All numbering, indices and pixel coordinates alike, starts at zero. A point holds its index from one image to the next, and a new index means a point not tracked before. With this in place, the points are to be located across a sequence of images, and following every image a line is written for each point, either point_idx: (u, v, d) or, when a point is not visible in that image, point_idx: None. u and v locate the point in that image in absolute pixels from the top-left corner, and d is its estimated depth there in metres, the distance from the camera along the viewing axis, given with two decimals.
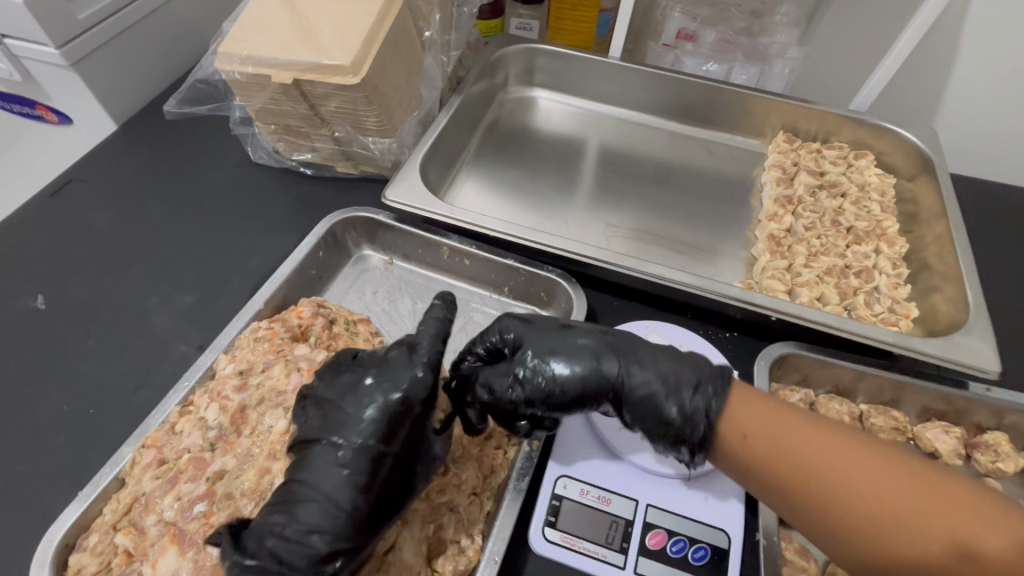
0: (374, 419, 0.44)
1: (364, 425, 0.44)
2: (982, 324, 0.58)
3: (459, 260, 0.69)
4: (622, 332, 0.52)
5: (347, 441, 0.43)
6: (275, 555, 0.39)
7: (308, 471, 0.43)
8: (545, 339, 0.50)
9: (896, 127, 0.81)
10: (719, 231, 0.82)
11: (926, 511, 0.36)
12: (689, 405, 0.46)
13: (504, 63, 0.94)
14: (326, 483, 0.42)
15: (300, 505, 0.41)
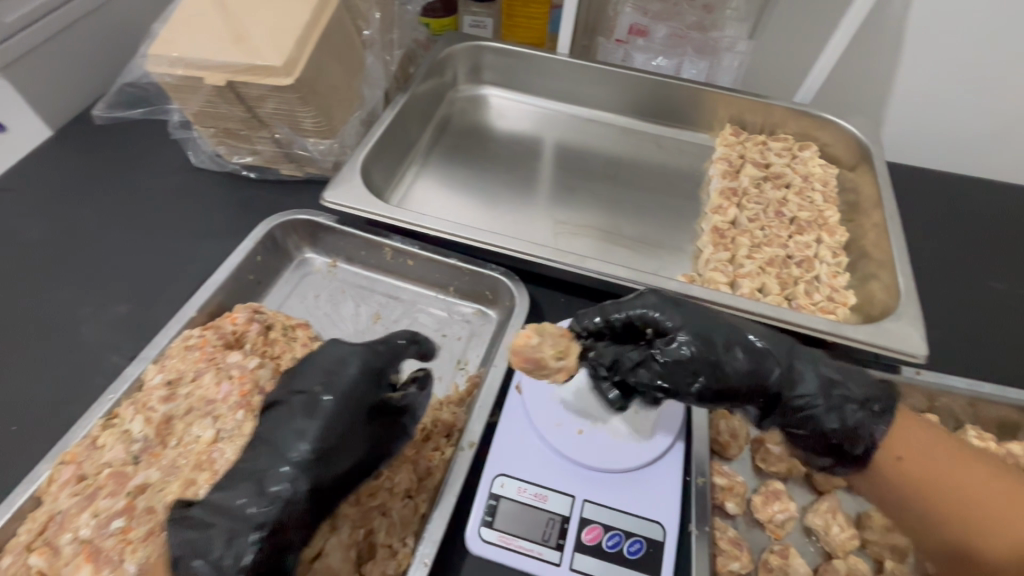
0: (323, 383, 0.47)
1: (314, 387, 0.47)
2: (911, 310, 0.59)
3: (403, 261, 0.69)
4: (762, 328, 0.48)
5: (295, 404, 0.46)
6: (217, 505, 0.41)
7: (264, 432, 0.46)
8: (693, 327, 0.46)
9: (836, 118, 0.83)
10: (668, 225, 0.82)
11: (984, 520, 0.40)
12: (851, 419, 0.45)
13: (452, 61, 0.94)
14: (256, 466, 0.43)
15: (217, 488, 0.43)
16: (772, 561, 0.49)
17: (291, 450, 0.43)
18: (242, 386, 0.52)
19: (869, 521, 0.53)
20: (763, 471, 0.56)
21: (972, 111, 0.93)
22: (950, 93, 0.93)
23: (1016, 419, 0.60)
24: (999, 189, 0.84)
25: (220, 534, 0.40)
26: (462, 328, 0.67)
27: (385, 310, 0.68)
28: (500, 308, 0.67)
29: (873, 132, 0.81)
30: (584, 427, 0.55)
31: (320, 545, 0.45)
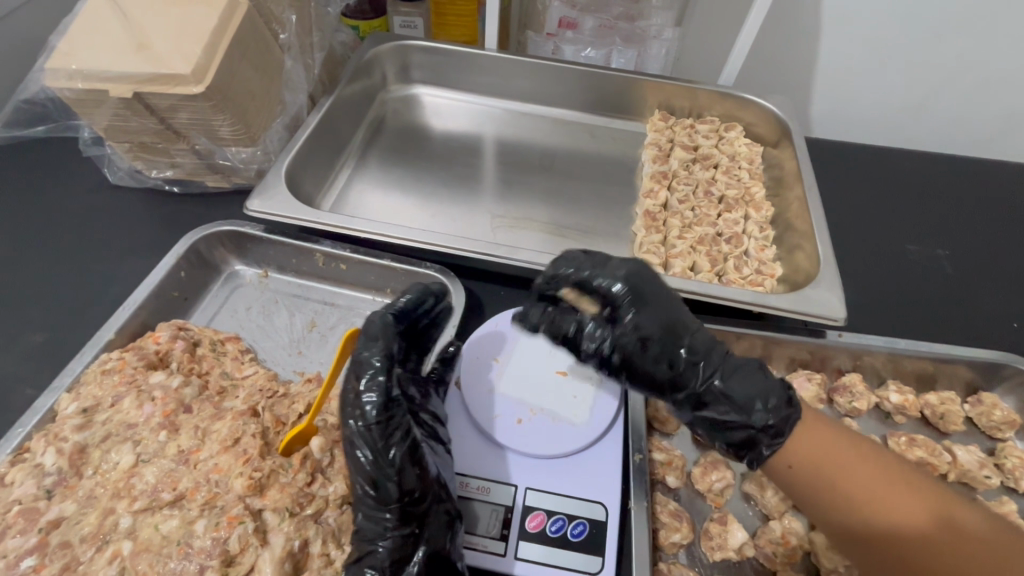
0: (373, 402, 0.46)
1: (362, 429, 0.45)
2: (829, 277, 0.62)
3: (336, 266, 0.67)
4: (645, 302, 0.48)
5: (360, 444, 0.45)
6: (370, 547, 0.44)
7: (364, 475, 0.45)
8: (655, 301, 0.49)
9: (758, 98, 0.86)
10: (602, 212, 0.83)
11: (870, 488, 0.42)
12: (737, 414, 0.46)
13: (378, 62, 0.92)
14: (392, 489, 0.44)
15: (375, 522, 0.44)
16: (715, 528, 0.51)
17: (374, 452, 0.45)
18: (165, 406, 0.51)
19: None
20: (701, 443, 0.57)
21: (885, 83, 0.99)
22: (862, 66, 0.97)
23: (931, 371, 0.63)
24: (915, 156, 0.88)
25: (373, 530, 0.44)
26: None
27: (320, 317, 0.66)
28: None
29: (791, 110, 0.85)
30: (522, 416, 0.54)
31: (252, 560, 0.43)
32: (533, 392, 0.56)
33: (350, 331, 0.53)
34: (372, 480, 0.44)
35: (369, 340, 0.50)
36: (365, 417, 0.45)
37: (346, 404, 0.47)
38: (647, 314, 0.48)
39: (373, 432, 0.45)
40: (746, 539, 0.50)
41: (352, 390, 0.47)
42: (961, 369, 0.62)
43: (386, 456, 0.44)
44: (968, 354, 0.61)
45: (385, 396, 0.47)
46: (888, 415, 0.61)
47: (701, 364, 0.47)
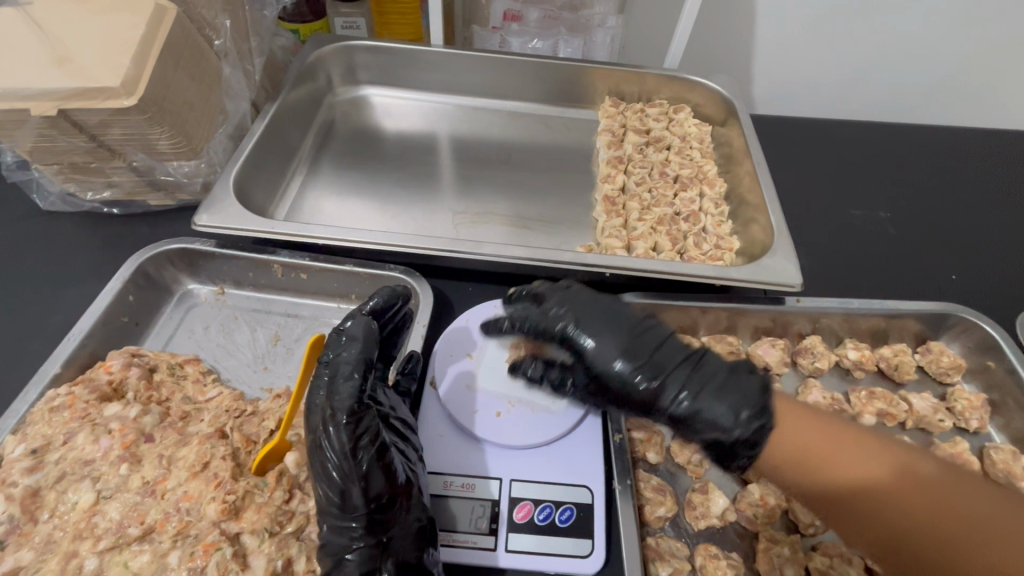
0: (345, 401, 0.46)
1: (331, 431, 0.44)
2: (784, 246, 0.65)
3: (296, 276, 0.65)
4: (598, 329, 0.52)
5: (329, 446, 0.44)
6: (336, 557, 0.42)
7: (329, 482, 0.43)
8: (609, 328, 0.52)
9: (703, 79, 0.88)
10: (563, 201, 0.83)
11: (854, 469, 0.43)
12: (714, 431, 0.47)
13: (322, 64, 0.89)
14: (355, 496, 0.42)
15: (341, 531, 0.42)
16: (697, 498, 0.52)
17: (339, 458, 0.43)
18: (124, 437, 0.48)
19: None
20: None
21: (819, 59, 1.04)
22: (797, 43, 1.02)
23: (884, 327, 0.66)
24: (853, 125, 0.93)
25: (338, 542, 0.42)
26: None
27: (284, 330, 0.64)
28: None
29: (735, 88, 0.87)
30: (501, 409, 0.54)
31: None
32: (510, 384, 0.56)
33: (315, 338, 0.51)
34: (339, 486, 0.43)
35: (349, 341, 0.50)
36: (333, 418, 0.45)
37: (315, 409, 0.46)
38: (602, 340, 0.51)
39: (341, 432, 0.44)
40: (727, 505, 0.52)
41: (327, 391, 0.47)
42: (910, 321, 0.66)
43: (352, 457, 0.43)
44: (916, 307, 0.65)
45: (354, 397, 0.46)
46: (848, 371, 0.64)
47: (664, 381, 0.49)
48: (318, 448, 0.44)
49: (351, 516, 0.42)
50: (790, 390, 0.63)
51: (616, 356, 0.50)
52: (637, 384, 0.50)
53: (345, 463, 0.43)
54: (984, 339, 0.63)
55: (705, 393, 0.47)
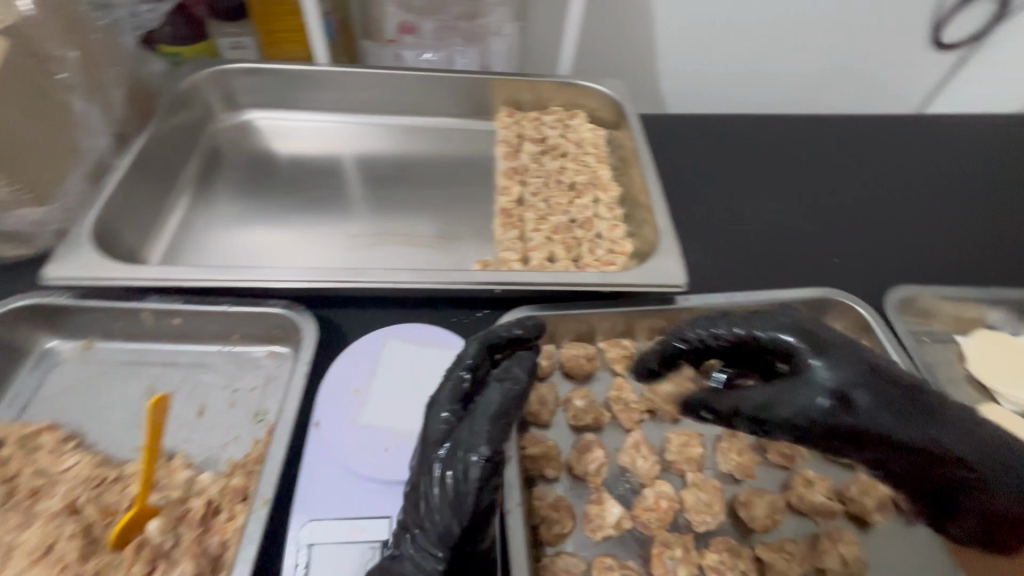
0: (493, 422, 0.44)
1: (468, 461, 0.42)
2: (669, 247, 0.67)
3: (170, 321, 0.61)
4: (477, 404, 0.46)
5: (454, 470, 0.42)
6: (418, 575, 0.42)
7: (432, 510, 0.42)
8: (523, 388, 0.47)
9: (593, 84, 0.89)
10: (463, 215, 0.83)
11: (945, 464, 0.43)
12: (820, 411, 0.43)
13: (198, 92, 0.85)
14: (453, 531, 0.42)
15: (437, 555, 0.42)
16: (594, 509, 0.52)
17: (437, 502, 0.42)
18: None
19: (668, 443, 0.58)
20: (577, 428, 0.59)
21: (705, 58, 1.09)
22: (684, 43, 1.06)
23: None
24: (742, 118, 0.96)
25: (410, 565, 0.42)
26: (257, 377, 0.61)
27: (160, 381, 0.60)
28: (295, 343, 0.63)
29: (624, 92, 0.89)
30: (389, 443, 0.52)
31: None
32: (400, 415, 0.55)
33: (155, 402, 0.44)
34: (422, 516, 0.43)
35: (519, 361, 0.49)
36: (460, 448, 0.43)
37: (431, 430, 0.45)
38: (529, 391, 0.47)
39: (450, 464, 0.42)
40: (622, 513, 0.52)
41: (477, 411, 0.45)
42: (793, 308, 0.69)
43: (463, 495, 0.42)
44: (796, 295, 0.68)
45: (504, 422, 0.44)
46: None
47: None
48: (453, 467, 0.42)
49: (440, 548, 0.42)
50: None
51: (535, 406, 0.46)
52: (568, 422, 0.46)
53: (466, 499, 0.42)
54: (858, 319, 0.67)
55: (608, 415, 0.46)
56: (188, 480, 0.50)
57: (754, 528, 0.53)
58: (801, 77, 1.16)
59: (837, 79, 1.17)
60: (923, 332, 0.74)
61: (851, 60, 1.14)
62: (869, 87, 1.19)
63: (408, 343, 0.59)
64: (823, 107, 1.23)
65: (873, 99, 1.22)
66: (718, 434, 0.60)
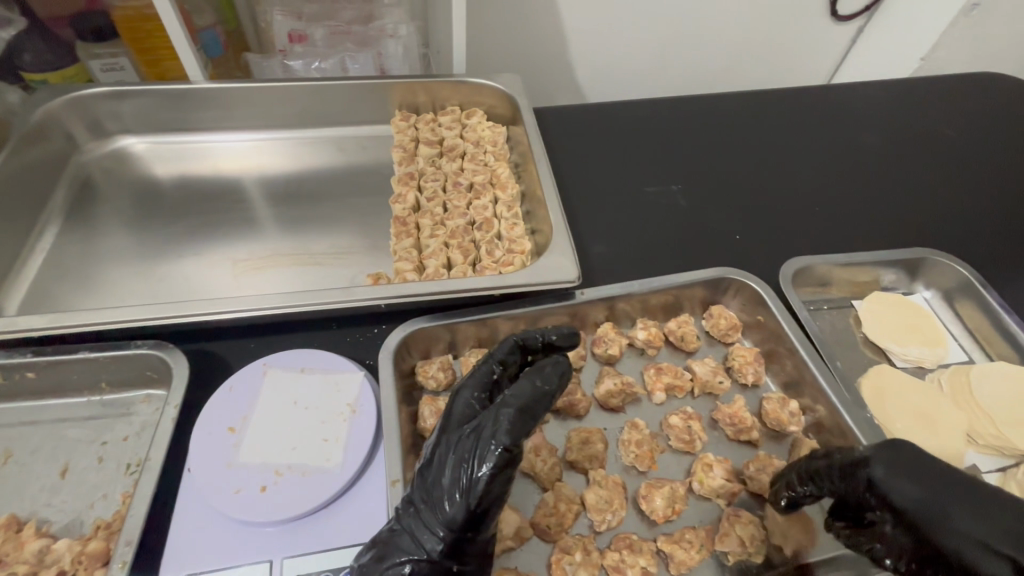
0: (508, 417, 0.44)
1: (486, 446, 0.42)
2: (561, 242, 0.65)
3: (21, 376, 0.55)
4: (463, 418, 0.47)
5: (466, 460, 0.43)
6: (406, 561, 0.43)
7: (430, 493, 0.44)
8: (458, 408, 0.48)
9: (487, 81, 0.87)
10: (361, 227, 0.79)
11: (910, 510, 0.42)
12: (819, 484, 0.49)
13: (57, 122, 0.78)
14: (446, 520, 0.42)
15: (426, 542, 0.43)
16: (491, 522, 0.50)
17: (444, 487, 0.43)
18: None
19: (569, 442, 0.57)
20: None
21: (605, 46, 1.09)
22: (582, 32, 1.06)
23: (670, 300, 0.68)
24: (644, 103, 0.96)
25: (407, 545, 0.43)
26: (129, 425, 0.56)
27: (17, 443, 0.54)
28: (169, 384, 0.58)
29: (519, 87, 0.87)
30: (267, 482, 0.49)
31: None
32: (279, 449, 0.51)
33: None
34: (433, 494, 0.44)
35: (555, 364, 0.49)
36: (482, 432, 0.43)
37: (454, 414, 0.48)
38: (461, 409, 0.48)
39: (467, 451, 0.43)
40: (520, 522, 0.50)
41: (507, 398, 0.45)
42: (692, 290, 0.69)
43: (474, 480, 0.42)
44: (693, 277, 0.68)
45: (529, 414, 0.45)
46: (642, 350, 0.66)
47: (487, 440, 0.43)
48: (457, 456, 0.44)
49: (432, 535, 0.43)
50: (589, 382, 0.63)
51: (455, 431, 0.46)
52: (468, 442, 0.44)
53: (467, 494, 0.42)
54: (753, 295, 0.68)
55: (506, 434, 0.42)
56: (40, 551, 0.47)
57: (656, 520, 0.52)
58: (704, 58, 1.17)
59: (738, 57, 1.19)
60: (821, 300, 0.75)
61: (749, 39, 1.16)
62: (770, 62, 1.22)
63: (290, 370, 0.56)
64: (729, 85, 1.25)
65: (775, 74, 1.25)
66: (621, 427, 0.59)
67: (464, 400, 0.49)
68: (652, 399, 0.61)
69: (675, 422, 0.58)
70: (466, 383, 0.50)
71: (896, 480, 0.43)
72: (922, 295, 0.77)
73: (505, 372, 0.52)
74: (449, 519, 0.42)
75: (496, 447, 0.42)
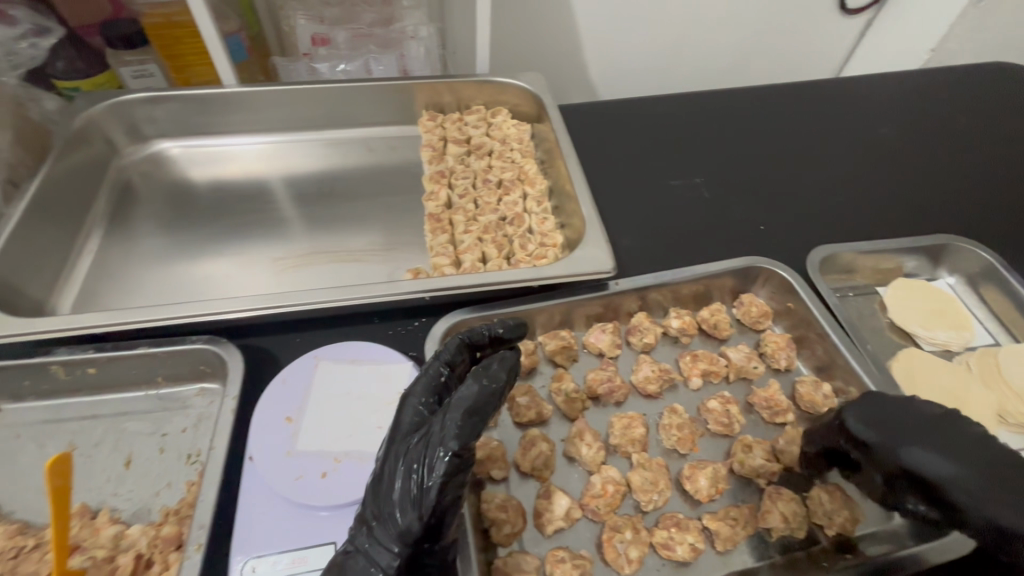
0: (458, 423, 0.44)
1: (435, 455, 0.43)
2: (595, 234, 0.67)
3: (83, 372, 0.57)
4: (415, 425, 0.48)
5: (418, 471, 0.43)
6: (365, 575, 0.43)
7: (385, 506, 0.44)
8: (407, 417, 0.49)
9: (511, 80, 0.89)
10: (393, 224, 0.81)
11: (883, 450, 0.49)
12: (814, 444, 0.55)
13: (97, 127, 0.80)
14: (404, 530, 0.43)
15: (385, 553, 0.43)
16: (543, 503, 0.52)
17: (399, 497, 0.44)
18: None
19: (611, 428, 0.58)
20: (522, 426, 0.59)
21: (621, 44, 1.11)
22: (599, 30, 1.07)
23: (700, 289, 0.70)
24: (663, 99, 0.98)
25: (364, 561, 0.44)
26: (187, 417, 0.58)
27: (81, 436, 0.57)
28: (223, 378, 0.60)
29: (543, 85, 0.89)
30: (327, 468, 0.51)
31: None
32: (336, 438, 0.53)
33: (49, 465, 0.40)
34: (385, 508, 0.44)
35: (501, 361, 0.50)
36: (432, 439, 0.44)
37: (403, 423, 0.49)
38: (411, 419, 0.49)
39: (418, 460, 0.44)
40: (571, 504, 0.52)
41: (452, 404, 0.46)
42: (723, 279, 0.70)
43: (425, 488, 0.43)
44: (723, 266, 0.69)
45: (477, 416, 0.45)
46: (676, 338, 0.68)
47: (435, 448, 0.44)
48: (410, 467, 0.44)
49: (392, 546, 0.43)
50: (626, 370, 0.65)
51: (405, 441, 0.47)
52: (417, 455, 0.44)
53: (421, 503, 0.43)
54: (781, 282, 0.70)
55: (455, 440, 0.43)
56: (114, 536, 0.50)
57: (699, 499, 0.54)
58: (717, 54, 1.19)
59: (751, 52, 1.21)
60: (847, 287, 0.77)
61: (761, 34, 1.18)
62: (782, 56, 1.23)
63: (340, 362, 0.58)
64: (742, 80, 1.27)
65: (787, 68, 1.27)
66: (660, 412, 0.61)
67: (412, 409, 0.49)
68: (688, 385, 0.63)
69: (713, 406, 0.60)
70: (413, 390, 0.51)
71: (867, 427, 0.50)
72: (946, 280, 0.79)
73: (453, 373, 0.53)
74: (406, 528, 0.43)
75: (442, 456, 0.43)
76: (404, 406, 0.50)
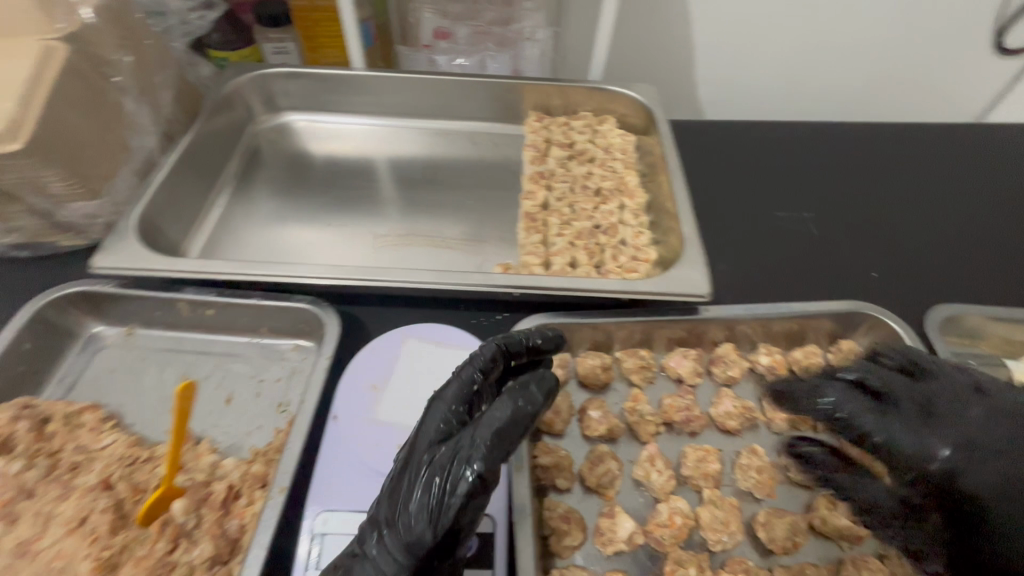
0: (487, 442, 0.40)
1: (460, 474, 0.39)
2: (693, 256, 0.65)
3: (203, 312, 0.64)
4: (441, 429, 0.44)
5: (438, 485, 0.40)
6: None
7: (397, 511, 0.41)
8: (434, 420, 0.45)
9: (624, 89, 0.89)
10: (489, 218, 0.83)
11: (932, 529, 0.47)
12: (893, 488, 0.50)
13: (243, 94, 0.89)
14: (414, 542, 0.40)
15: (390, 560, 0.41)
16: (605, 521, 0.52)
17: (416, 507, 0.40)
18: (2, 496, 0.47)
19: (684, 458, 0.56)
20: (591, 438, 0.58)
21: (740, 64, 1.07)
22: (719, 48, 1.04)
23: (796, 329, 0.66)
24: (776, 125, 0.94)
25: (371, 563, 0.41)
26: (281, 368, 0.63)
27: (193, 369, 0.63)
28: (317, 338, 0.64)
29: (655, 97, 0.88)
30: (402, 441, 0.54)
31: None
32: (413, 415, 0.56)
33: (178, 390, 0.45)
34: (398, 513, 0.41)
35: (541, 379, 0.44)
36: (458, 454, 0.41)
37: (429, 426, 0.45)
38: (437, 422, 0.45)
39: (438, 474, 0.40)
40: (635, 527, 0.51)
41: (481, 422, 0.41)
42: (821, 321, 0.66)
43: (444, 507, 0.39)
44: (826, 308, 0.65)
45: (508, 438, 0.41)
46: (762, 376, 0.64)
47: (461, 463, 0.40)
48: (431, 479, 0.41)
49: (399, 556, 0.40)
50: (704, 400, 0.63)
51: (429, 446, 0.43)
52: (440, 468, 0.41)
53: (437, 518, 0.39)
54: (892, 336, 0.64)
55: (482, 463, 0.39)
56: (212, 464, 0.53)
57: (772, 549, 0.52)
58: (845, 85, 1.11)
59: (884, 86, 1.12)
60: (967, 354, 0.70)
61: (900, 68, 1.08)
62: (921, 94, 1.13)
63: (424, 343, 0.61)
64: (868, 115, 1.18)
65: (924, 107, 1.16)
66: (738, 450, 0.58)
67: (440, 412, 0.45)
68: (771, 427, 0.60)
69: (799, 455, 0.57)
70: (444, 390, 0.47)
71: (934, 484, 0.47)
72: None
73: (487, 380, 0.48)
74: (415, 541, 0.40)
75: (467, 477, 0.39)
76: (432, 407, 0.46)
